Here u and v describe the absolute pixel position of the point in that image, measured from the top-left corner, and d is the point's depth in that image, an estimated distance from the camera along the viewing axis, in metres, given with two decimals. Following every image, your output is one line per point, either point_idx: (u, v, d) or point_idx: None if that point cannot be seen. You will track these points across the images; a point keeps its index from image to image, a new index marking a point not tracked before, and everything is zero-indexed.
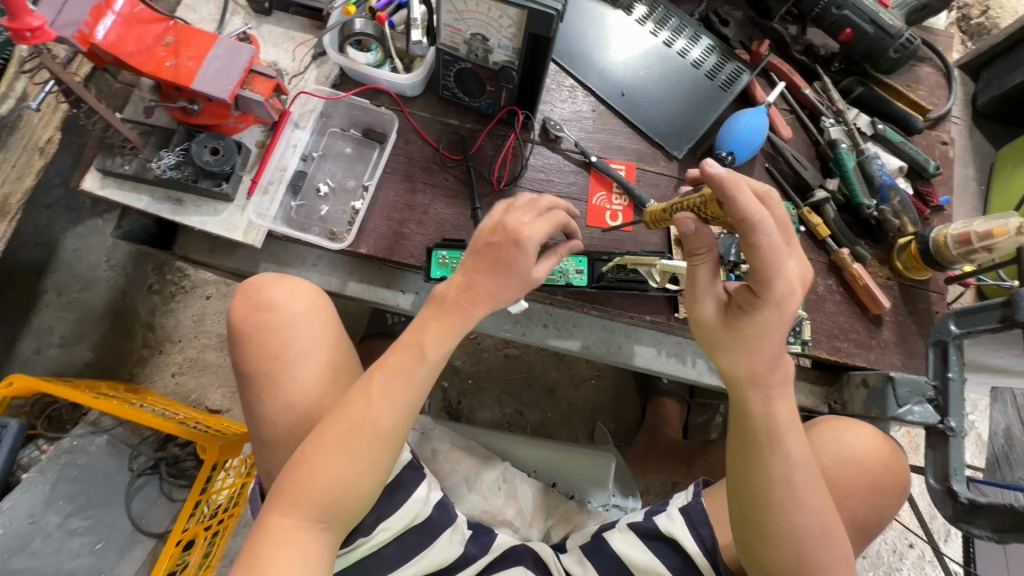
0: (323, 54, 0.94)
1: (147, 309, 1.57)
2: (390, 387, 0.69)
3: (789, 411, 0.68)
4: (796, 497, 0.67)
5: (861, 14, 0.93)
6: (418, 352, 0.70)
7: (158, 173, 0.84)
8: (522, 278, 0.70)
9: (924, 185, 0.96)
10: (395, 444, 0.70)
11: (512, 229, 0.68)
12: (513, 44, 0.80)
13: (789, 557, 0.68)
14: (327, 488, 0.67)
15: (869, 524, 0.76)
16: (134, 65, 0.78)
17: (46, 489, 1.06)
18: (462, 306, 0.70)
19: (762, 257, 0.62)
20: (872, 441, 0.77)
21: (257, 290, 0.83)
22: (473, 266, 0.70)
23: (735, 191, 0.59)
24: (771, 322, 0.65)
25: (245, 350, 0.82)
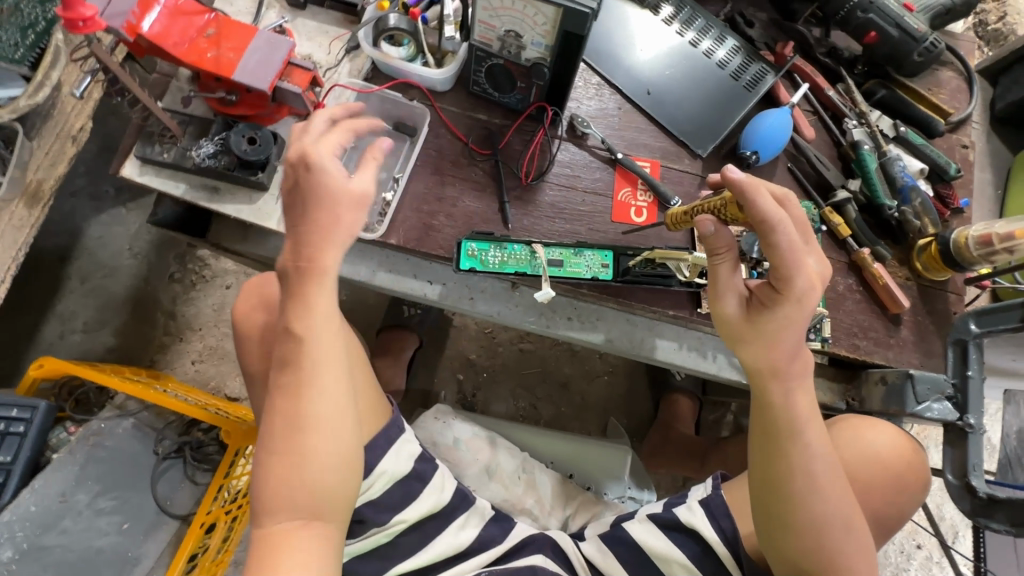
0: (356, 48, 0.95)
1: (169, 297, 1.58)
2: (283, 378, 0.65)
3: (808, 404, 0.71)
4: (817, 487, 0.69)
5: (886, 18, 0.94)
6: (290, 336, 0.65)
7: (196, 161, 0.86)
8: (340, 198, 0.65)
9: (945, 187, 0.98)
10: (335, 423, 0.65)
11: (312, 168, 0.64)
12: (546, 41, 0.82)
13: (811, 545, 0.70)
14: (287, 492, 0.63)
15: (886, 516, 0.78)
16: (177, 55, 0.80)
17: (75, 470, 1.07)
18: (300, 264, 0.65)
19: (782, 254, 0.66)
20: (895, 439, 0.79)
21: (261, 290, 0.87)
22: (294, 212, 0.66)
23: (753, 194, 0.64)
24: (792, 318, 0.68)
25: (252, 351, 0.86)
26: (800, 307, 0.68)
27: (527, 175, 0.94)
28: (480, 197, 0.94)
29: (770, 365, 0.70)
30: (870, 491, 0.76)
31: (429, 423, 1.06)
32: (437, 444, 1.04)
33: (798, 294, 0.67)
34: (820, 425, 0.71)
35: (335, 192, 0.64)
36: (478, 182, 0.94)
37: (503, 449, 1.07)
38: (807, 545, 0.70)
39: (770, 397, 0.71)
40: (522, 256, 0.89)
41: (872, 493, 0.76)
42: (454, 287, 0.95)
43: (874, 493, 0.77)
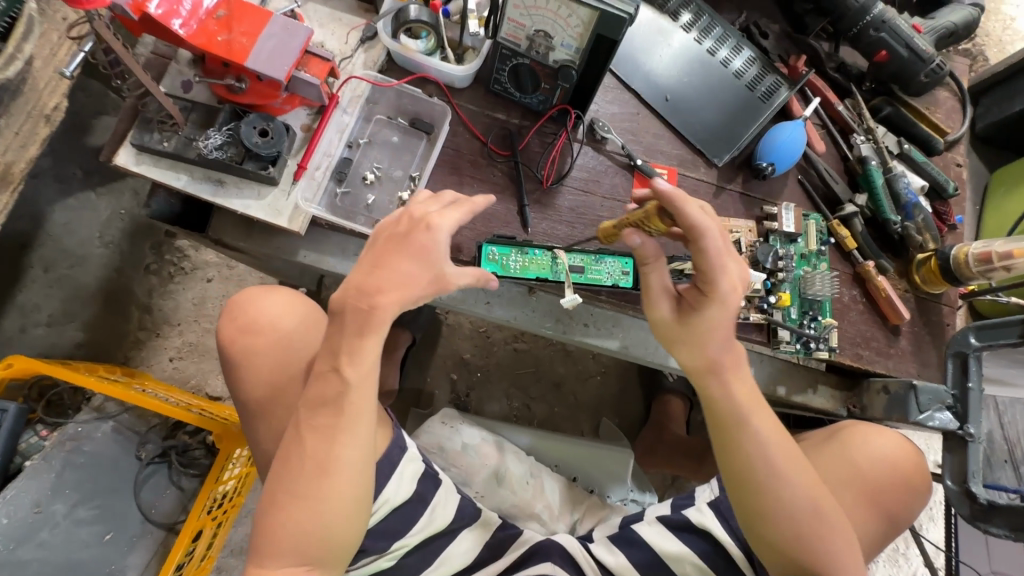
0: (372, 39, 0.91)
1: (144, 289, 1.47)
2: (320, 419, 0.67)
3: (749, 391, 0.73)
4: (779, 475, 0.71)
5: (897, 38, 0.97)
6: (336, 377, 0.67)
7: (202, 152, 0.81)
8: (430, 268, 0.67)
9: (942, 204, 1.02)
10: (357, 473, 0.68)
11: (416, 219, 0.68)
12: (576, 44, 0.81)
13: (785, 532, 0.71)
14: (298, 534, 0.66)
15: (897, 514, 0.79)
16: (184, 38, 0.75)
17: (51, 478, 1.03)
18: (366, 309, 0.66)
19: (710, 259, 0.68)
20: (901, 443, 0.80)
21: (247, 308, 0.83)
22: (381, 252, 0.67)
23: (686, 204, 0.65)
24: (719, 316, 0.71)
25: (240, 374, 0.82)
26: (725, 308, 0.71)
27: (547, 178, 0.93)
28: (499, 199, 0.91)
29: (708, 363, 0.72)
30: (878, 493, 0.77)
31: (436, 427, 1.07)
32: (445, 448, 1.04)
33: (723, 295, 0.70)
34: (765, 413, 0.72)
35: (425, 247, 0.67)
36: (496, 183, 0.92)
37: (510, 454, 1.06)
38: (782, 534, 0.71)
39: (726, 392, 0.72)
40: (543, 261, 0.88)
41: (880, 493, 0.77)
42: (470, 291, 0.93)
43: (884, 495, 0.77)
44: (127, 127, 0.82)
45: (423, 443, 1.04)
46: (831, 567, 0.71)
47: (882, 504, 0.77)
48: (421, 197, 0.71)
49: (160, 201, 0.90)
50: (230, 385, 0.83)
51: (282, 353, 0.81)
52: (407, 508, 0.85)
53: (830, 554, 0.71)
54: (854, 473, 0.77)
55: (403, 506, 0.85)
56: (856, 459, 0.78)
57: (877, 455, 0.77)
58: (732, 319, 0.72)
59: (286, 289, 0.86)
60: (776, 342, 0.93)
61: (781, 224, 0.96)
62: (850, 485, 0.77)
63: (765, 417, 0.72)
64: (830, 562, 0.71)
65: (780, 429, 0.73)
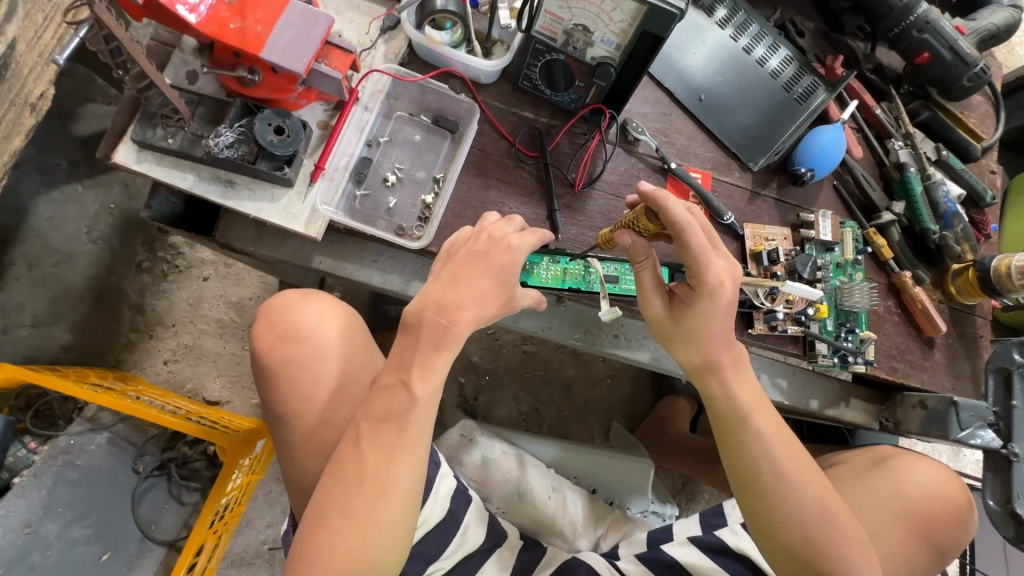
0: (392, 28, 0.85)
1: (136, 289, 1.37)
2: (381, 435, 0.63)
3: (751, 387, 0.70)
4: (787, 475, 0.66)
5: (941, 39, 0.93)
6: (404, 393, 0.64)
7: (211, 151, 0.74)
8: (509, 286, 0.68)
9: (978, 214, 1.00)
10: (412, 496, 0.65)
11: (496, 239, 0.68)
12: (619, 40, 0.76)
13: (799, 540, 0.66)
14: (346, 557, 0.61)
15: (943, 546, 0.83)
16: (193, 24, 0.68)
17: (43, 495, 0.98)
18: (444, 325, 0.65)
19: (694, 255, 0.64)
20: (941, 474, 0.86)
21: (284, 315, 0.77)
22: (460, 267, 0.67)
23: (668, 201, 0.61)
24: (711, 312, 0.67)
25: (271, 384, 0.76)
26: (716, 304, 0.67)
27: (579, 182, 0.87)
28: (527, 203, 0.86)
29: (705, 362, 0.70)
30: (928, 526, 0.82)
31: (456, 440, 1.02)
32: (465, 462, 1.00)
33: (713, 292, 0.66)
34: (767, 410, 0.69)
35: (504, 265, 0.67)
36: (525, 187, 0.86)
37: (532, 467, 1.02)
38: (794, 541, 0.66)
39: (729, 389, 0.69)
40: (575, 270, 0.84)
41: (930, 526, 0.82)
42: None
43: (933, 528, 0.82)
44: (126, 121, 0.76)
45: (444, 455, 0.99)
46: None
47: (932, 537, 0.82)
48: (493, 219, 0.72)
49: (161, 201, 0.83)
50: (263, 396, 0.77)
51: (324, 365, 0.75)
52: (438, 530, 0.80)
53: (847, 564, 0.65)
54: (904, 503, 0.82)
55: (439, 526, 0.80)
56: (905, 493, 0.83)
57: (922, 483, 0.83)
58: (728, 316, 0.68)
59: (320, 295, 0.80)
60: (813, 356, 0.90)
61: (818, 232, 0.92)
62: (903, 519, 0.81)
63: (767, 415, 0.69)
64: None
65: (782, 427, 0.70)
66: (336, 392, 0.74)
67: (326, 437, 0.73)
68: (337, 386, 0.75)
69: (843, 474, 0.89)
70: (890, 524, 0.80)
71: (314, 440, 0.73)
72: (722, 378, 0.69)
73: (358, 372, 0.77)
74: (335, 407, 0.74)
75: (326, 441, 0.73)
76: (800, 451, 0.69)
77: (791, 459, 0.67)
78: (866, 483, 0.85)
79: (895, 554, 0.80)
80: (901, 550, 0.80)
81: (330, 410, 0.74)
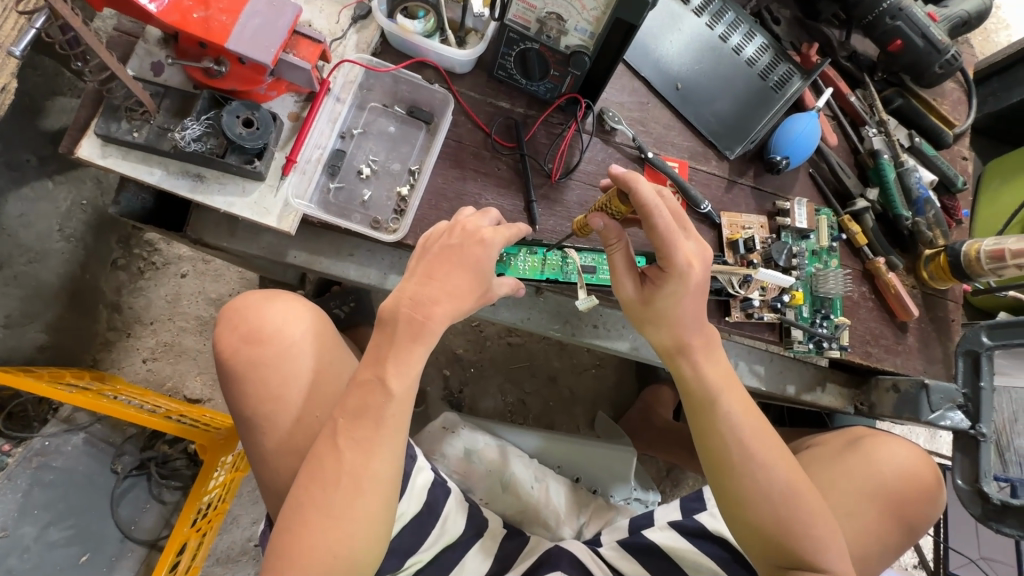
0: (364, 18, 0.84)
1: (112, 287, 1.35)
2: (356, 431, 0.63)
3: (721, 368, 0.70)
4: (757, 454, 0.67)
5: (913, 27, 0.94)
6: (379, 389, 0.64)
7: (178, 145, 0.72)
8: (485, 280, 0.67)
9: (950, 199, 1.01)
10: (389, 490, 0.64)
11: (470, 232, 0.67)
12: (592, 27, 0.75)
13: (769, 517, 0.66)
14: (323, 554, 0.61)
15: (914, 524, 0.85)
16: (155, 14, 0.66)
17: (18, 498, 0.97)
18: (419, 320, 0.64)
19: (661, 238, 0.63)
20: (912, 454, 0.88)
21: (248, 316, 0.76)
22: (434, 263, 0.66)
23: (636, 182, 0.61)
24: (681, 293, 0.67)
25: (238, 386, 0.75)
26: (686, 286, 0.67)
27: (556, 172, 0.87)
28: (504, 194, 0.85)
29: (678, 343, 0.70)
30: (898, 504, 0.84)
31: (436, 433, 1.03)
32: (446, 455, 1.00)
33: (682, 274, 0.66)
34: (737, 391, 0.70)
35: (478, 261, 0.66)
36: (502, 177, 0.86)
37: (515, 458, 1.02)
38: (765, 519, 0.66)
39: (703, 370, 0.69)
40: (553, 261, 0.84)
41: (900, 504, 0.84)
42: None
43: (904, 506, 0.84)
44: (89, 114, 0.74)
45: (422, 450, 1.01)
46: (821, 557, 0.65)
47: (903, 515, 0.84)
48: (469, 213, 0.71)
49: (130, 197, 0.81)
50: (231, 401, 0.76)
51: (292, 363, 0.75)
52: (418, 521, 0.81)
53: (816, 540, 0.65)
54: (878, 483, 0.84)
55: (417, 518, 0.81)
56: (876, 472, 0.85)
57: (894, 463, 0.85)
58: (699, 296, 0.68)
59: (286, 295, 0.79)
60: (789, 342, 0.91)
61: (794, 220, 0.93)
62: (875, 498, 0.83)
63: (737, 396, 0.69)
64: (819, 551, 0.65)
65: (752, 408, 0.70)
66: (304, 390, 0.74)
67: (301, 433, 0.73)
68: (309, 385, 0.74)
69: (818, 457, 0.91)
70: (863, 504, 0.82)
71: (291, 436, 0.73)
72: (697, 364, 0.70)
73: (327, 369, 0.76)
74: (306, 403, 0.74)
75: (303, 437, 0.73)
76: (771, 430, 0.70)
77: (760, 439, 0.68)
78: (839, 464, 0.87)
79: (867, 534, 0.82)
80: (873, 529, 0.82)
81: (305, 404, 0.74)
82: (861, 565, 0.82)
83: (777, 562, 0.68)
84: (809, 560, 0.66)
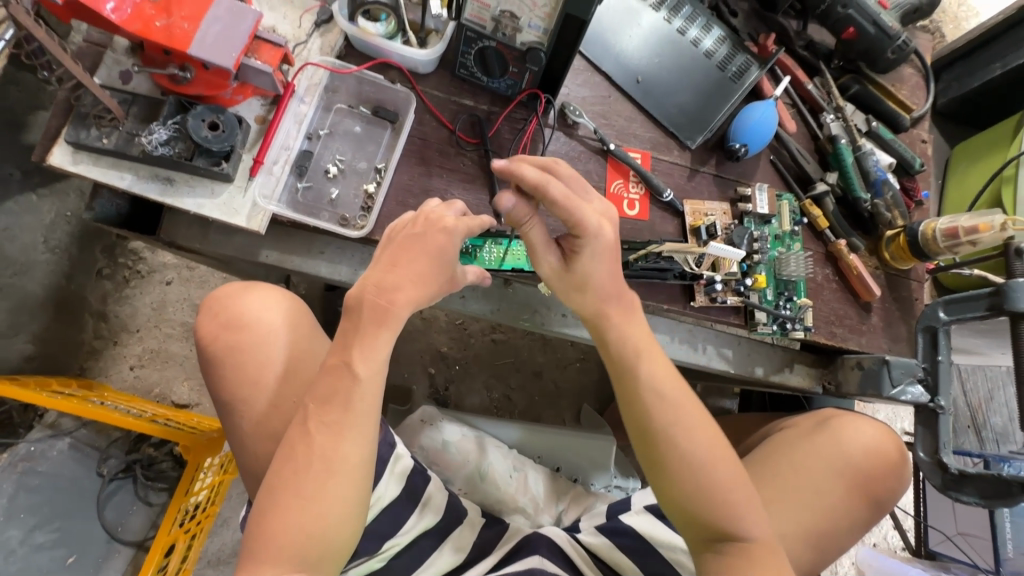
0: (327, 22, 0.86)
1: (98, 296, 1.36)
2: (327, 416, 0.65)
3: (644, 341, 0.73)
4: (677, 424, 0.69)
5: (865, 14, 0.97)
6: (347, 373, 0.66)
7: (146, 149, 0.75)
8: (450, 271, 0.70)
9: (909, 180, 1.03)
10: (361, 474, 0.66)
11: (433, 222, 0.68)
12: (545, 24, 0.78)
13: (690, 487, 0.68)
14: (297, 536, 0.62)
15: (883, 498, 0.87)
16: (119, 24, 0.69)
17: (3, 503, 1.01)
18: (383, 306, 0.66)
19: (564, 207, 0.65)
20: (876, 432, 0.90)
21: (228, 304, 0.78)
22: (398, 252, 0.68)
23: (518, 168, 0.65)
24: (596, 253, 0.69)
25: (217, 376, 0.77)
26: (601, 246, 0.69)
27: None
28: (469, 188, 0.88)
29: (596, 310, 0.73)
30: (865, 480, 0.86)
31: (415, 425, 1.05)
32: (425, 447, 1.03)
33: (594, 234, 0.68)
34: (659, 360, 0.73)
35: (442, 249, 0.68)
36: (467, 173, 0.88)
37: (492, 448, 1.05)
38: (688, 489, 0.68)
39: (626, 345, 0.73)
40: (518, 251, 0.87)
41: (866, 479, 0.86)
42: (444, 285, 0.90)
43: (870, 481, 0.86)
44: (60, 123, 0.76)
45: (402, 441, 1.03)
46: (741, 525, 0.67)
47: (870, 490, 0.86)
48: (434, 205, 0.71)
49: (104, 203, 0.84)
50: (211, 387, 0.78)
51: (267, 353, 0.76)
52: (395, 507, 0.83)
53: (734, 507, 0.67)
54: (847, 461, 0.86)
55: (394, 503, 0.83)
56: (841, 450, 0.87)
57: (858, 441, 0.87)
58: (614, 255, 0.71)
59: (262, 286, 0.81)
60: (754, 324, 0.94)
61: (756, 206, 0.96)
62: (841, 474, 0.85)
63: (659, 365, 0.72)
64: (738, 520, 0.67)
65: (674, 376, 0.73)
66: (277, 381, 0.76)
67: (275, 422, 0.75)
68: (282, 377, 0.76)
69: (787, 438, 0.92)
70: (828, 480, 0.85)
71: (263, 427, 0.75)
72: (622, 338, 0.73)
73: (302, 357, 0.78)
74: (278, 394, 0.76)
75: (276, 428, 0.75)
76: (694, 401, 0.72)
77: (680, 407, 0.70)
78: (807, 445, 0.88)
79: (832, 509, 0.84)
80: (840, 505, 0.84)
81: (276, 395, 0.75)
82: (828, 540, 0.84)
83: (701, 535, 0.69)
84: (729, 529, 0.67)
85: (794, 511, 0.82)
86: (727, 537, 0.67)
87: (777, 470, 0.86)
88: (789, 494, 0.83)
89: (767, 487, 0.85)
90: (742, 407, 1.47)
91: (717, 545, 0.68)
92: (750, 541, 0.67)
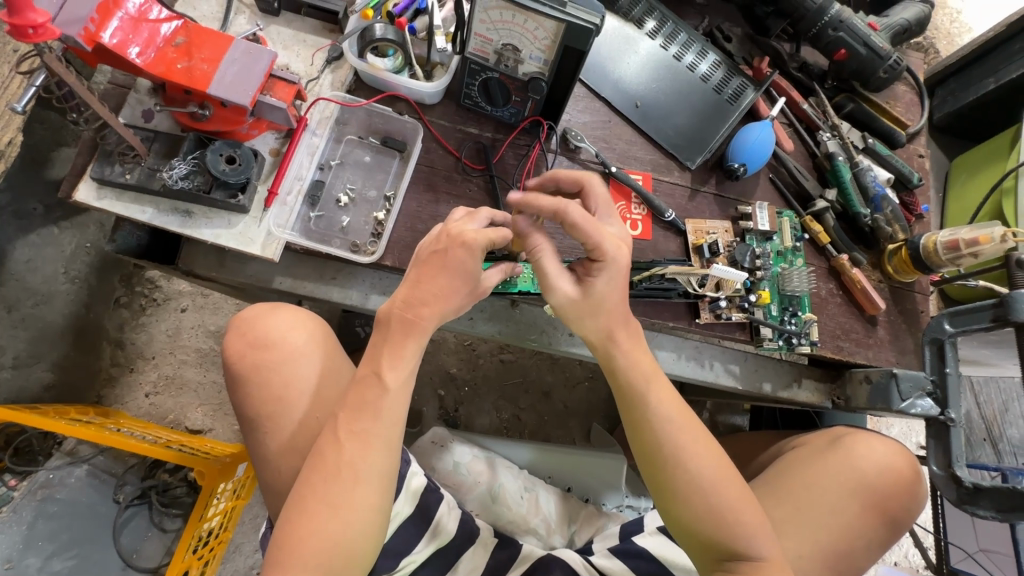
0: (337, 59, 0.91)
1: (115, 323, 1.39)
2: (356, 425, 0.67)
3: (650, 366, 0.75)
4: (686, 446, 0.71)
5: (855, 37, 1.00)
6: (376, 383, 0.68)
7: (166, 182, 0.78)
8: (469, 280, 0.69)
9: (908, 195, 1.04)
10: (385, 487, 0.68)
11: (455, 236, 0.68)
12: (545, 55, 0.81)
13: (702, 510, 0.69)
14: (324, 545, 0.63)
15: (899, 517, 0.86)
16: (144, 68, 0.73)
17: (23, 530, 1.04)
18: (410, 319, 0.68)
19: (585, 229, 0.69)
20: (891, 449, 0.89)
21: (257, 324, 0.80)
22: (424, 269, 0.69)
23: (535, 198, 0.70)
24: (613, 279, 0.71)
25: (243, 394, 0.79)
26: (617, 271, 0.71)
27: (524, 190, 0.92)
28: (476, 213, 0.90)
29: (607, 333, 0.73)
30: (880, 499, 0.85)
31: (427, 447, 1.07)
32: (437, 468, 1.04)
33: (611, 259, 0.70)
34: (663, 384, 0.74)
35: (464, 264, 0.68)
36: (473, 199, 0.91)
37: (503, 469, 1.05)
38: (698, 511, 0.69)
39: (637, 370, 0.74)
40: (526, 274, 0.89)
41: (882, 498, 0.85)
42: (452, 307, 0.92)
43: (886, 500, 0.85)
44: (86, 160, 0.80)
45: (416, 461, 1.04)
46: (749, 544, 0.68)
47: (886, 508, 0.85)
48: (458, 217, 0.72)
49: (126, 235, 0.87)
50: (234, 405, 0.80)
51: (283, 374, 0.78)
52: (408, 524, 0.84)
53: (746, 526, 0.68)
54: (862, 483, 0.85)
55: (407, 524, 0.84)
56: (854, 470, 0.86)
57: (874, 459, 0.87)
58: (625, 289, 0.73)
59: (290, 307, 0.83)
60: (760, 340, 0.95)
61: (756, 223, 0.97)
62: (856, 493, 0.85)
63: (664, 390, 0.74)
64: (747, 541, 0.68)
65: (678, 400, 0.74)
66: (294, 400, 0.77)
67: (289, 444, 0.76)
68: (297, 398, 0.77)
69: (802, 456, 0.91)
70: (847, 499, 0.84)
71: (278, 449, 0.76)
72: (626, 365, 0.74)
73: (322, 375, 0.80)
74: (291, 416, 0.77)
75: (292, 452, 0.76)
76: (698, 424, 0.74)
77: (686, 432, 0.72)
78: (820, 464, 0.88)
79: (850, 529, 0.83)
80: (856, 523, 0.83)
81: (290, 417, 0.77)
82: (846, 562, 0.83)
83: (712, 554, 0.70)
84: (737, 550, 0.68)
85: (809, 533, 0.82)
86: (737, 556, 0.68)
87: (792, 489, 0.86)
88: (803, 514, 0.83)
89: (782, 506, 0.84)
90: (753, 423, 1.47)
91: (727, 565, 0.69)
92: (761, 559, 0.68)
